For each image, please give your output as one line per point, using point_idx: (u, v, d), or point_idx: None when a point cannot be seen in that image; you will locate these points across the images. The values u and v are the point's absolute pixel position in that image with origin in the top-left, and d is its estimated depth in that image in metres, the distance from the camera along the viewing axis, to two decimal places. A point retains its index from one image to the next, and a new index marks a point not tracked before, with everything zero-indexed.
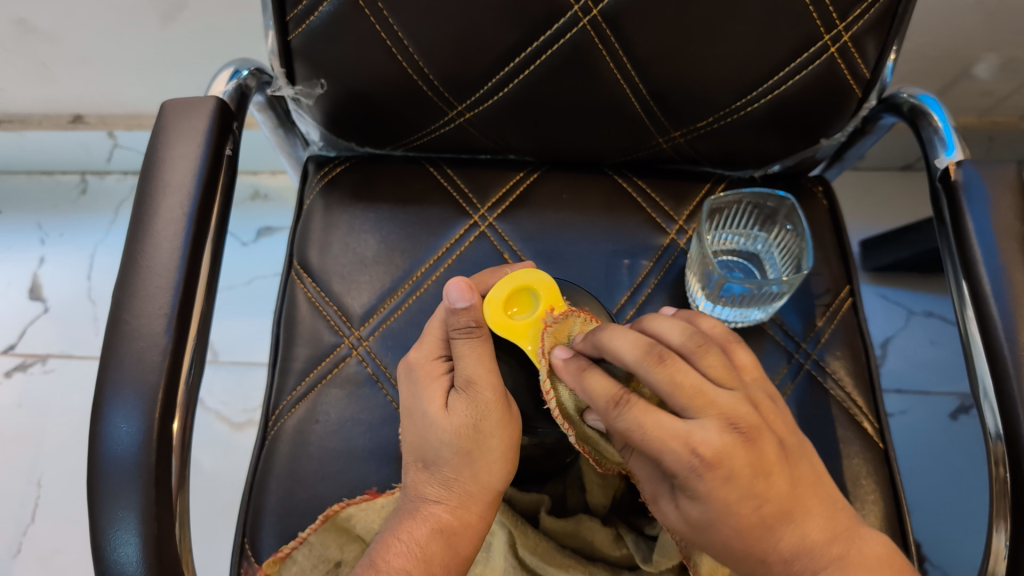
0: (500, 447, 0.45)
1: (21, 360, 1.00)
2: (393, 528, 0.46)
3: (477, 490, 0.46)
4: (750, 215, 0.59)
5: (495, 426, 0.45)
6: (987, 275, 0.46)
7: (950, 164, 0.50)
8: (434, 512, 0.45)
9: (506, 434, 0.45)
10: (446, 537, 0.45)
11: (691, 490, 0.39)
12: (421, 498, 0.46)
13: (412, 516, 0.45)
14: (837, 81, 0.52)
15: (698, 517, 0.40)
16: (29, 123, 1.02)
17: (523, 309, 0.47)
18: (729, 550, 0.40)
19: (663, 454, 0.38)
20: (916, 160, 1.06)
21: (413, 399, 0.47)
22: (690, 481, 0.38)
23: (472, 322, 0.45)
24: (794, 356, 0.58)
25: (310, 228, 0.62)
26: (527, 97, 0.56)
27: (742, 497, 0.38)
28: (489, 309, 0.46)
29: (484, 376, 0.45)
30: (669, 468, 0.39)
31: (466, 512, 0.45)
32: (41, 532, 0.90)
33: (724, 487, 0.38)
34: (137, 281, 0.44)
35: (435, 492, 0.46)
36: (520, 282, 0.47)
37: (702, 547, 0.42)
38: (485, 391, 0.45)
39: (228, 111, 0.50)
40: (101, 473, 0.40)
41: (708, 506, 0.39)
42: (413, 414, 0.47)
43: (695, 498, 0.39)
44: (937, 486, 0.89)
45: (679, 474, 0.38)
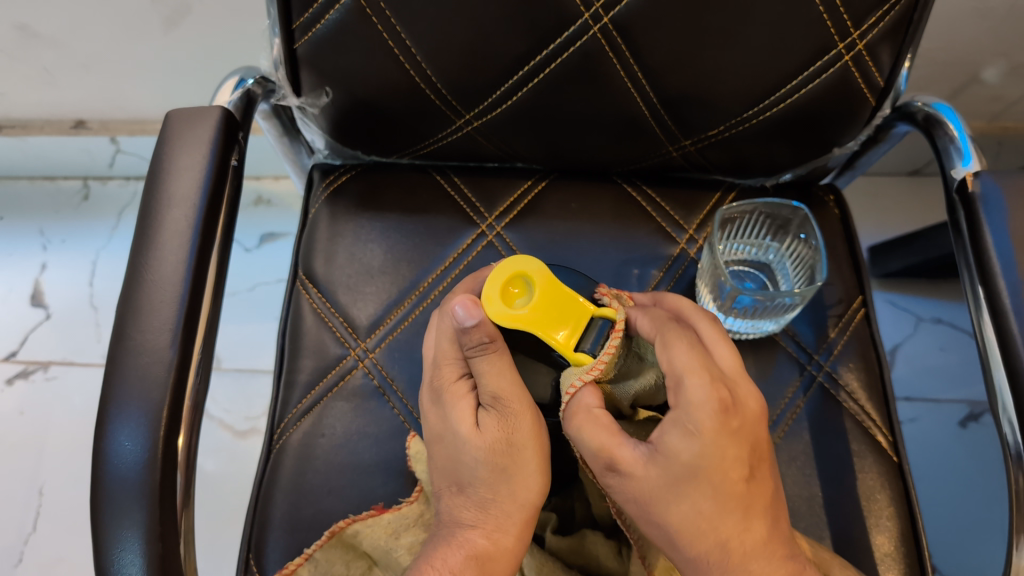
0: (536, 459, 0.44)
1: (22, 366, 0.99)
2: (427, 556, 0.43)
3: (515, 509, 0.43)
4: (761, 225, 0.58)
5: (527, 439, 0.44)
6: (1007, 287, 0.45)
7: (967, 175, 0.49)
8: (470, 538, 0.43)
9: (537, 446, 0.44)
10: (482, 563, 0.42)
11: (687, 429, 0.38)
12: (456, 524, 0.44)
13: (446, 543, 0.43)
14: (851, 89, 0.51)
15: (681, 461, 0.38)
16: (31, 128, 1.01)
17: (521, 294, 0.45)
18: (698, 519, 0.39)
19: (694, 376, 0.39)
20: (925, 164, 1.05)
21: (443, 420, 0.46)
22: (700, 415, 0.38)
23: (486, 337, 0.43)
24: (807, 368, 0.57)
25: (316, 238, 0.61)
26: (536, 105, 0.55)
27: (732, 452, 0.39)
28: (491, 307, 0.44)
29: (511, 388, 0.44)
30: (678, 398, 0.39)
31: (503, 535, 0.43)
32: (43, 541, 0.89)
33: (730, 437, 0.39)
34: (143, 295, 0.43)
35: (471, 516, 0.44)
36: (510, 270, 0.45)
37: (664, 513, 0.39)
38: (514, 403, 0.44)
39: (234, 121, 0.49)
40: (105, 490, 0.40)
41: (700, 449, 0.38)
42: (445, 436, 0.46)
43: (688, 433, 0.38)
44: (947, 493, 0.88)
45: (686, 407, 0.39)
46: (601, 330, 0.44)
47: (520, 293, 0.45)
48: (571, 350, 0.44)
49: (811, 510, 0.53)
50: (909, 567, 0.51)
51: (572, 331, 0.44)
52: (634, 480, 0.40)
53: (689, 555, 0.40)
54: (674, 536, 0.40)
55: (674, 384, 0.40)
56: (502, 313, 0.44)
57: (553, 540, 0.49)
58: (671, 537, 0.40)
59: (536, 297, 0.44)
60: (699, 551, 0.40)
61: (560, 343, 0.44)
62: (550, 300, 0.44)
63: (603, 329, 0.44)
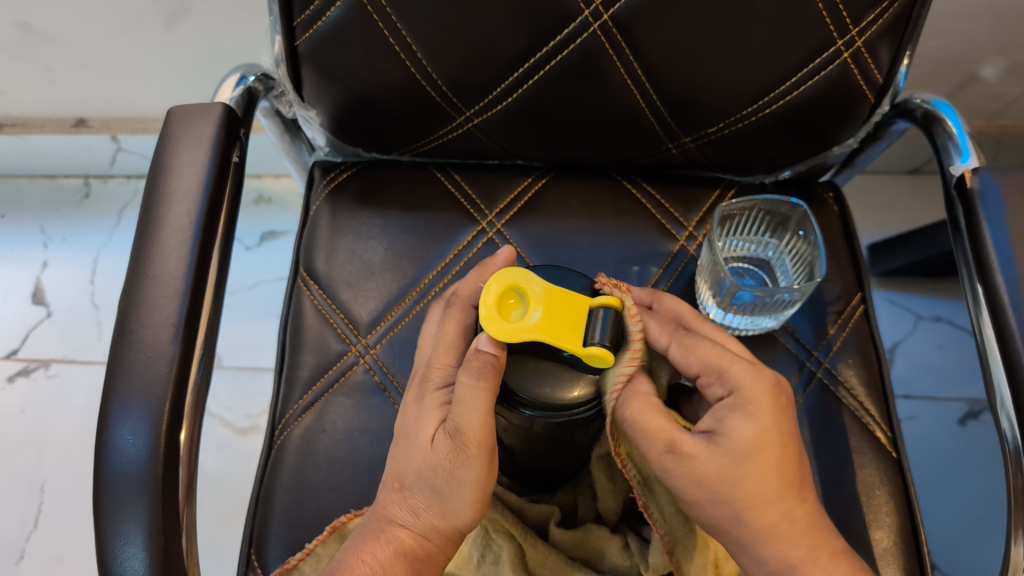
0: (473, 495, 0.43)
1: (23, 364, 0.99)
2: (357, 544, 0.45)
3: (444, 526, 0.44)
4: (761, 221, 0.59)
5: (470, 477, 0.43)
6: (1006, 283, 0.46)
7: (966, 171, 0.50)
8: (397, 535, 0.44)
9: (479, 486, 0.43)
10: (407, 562, 0.43)
11: (743, 407, 0.41)
12: (388, 519, 0.44)
13: (375, 536, 0.44)
14: (850, 86, 0.51)
15: (744, 439, 0.40)
16: (32, 126, 1.01)
17: (516, 306, 0.41)
18: (765, 493, 0.40)
19: (736, 363, 0.42)
20: (924, 163, 1.05)
21: (414, 418, 0.45)
22: (754, 394, 0.41)
23: (483, 367, 0.41)
24: (806, 364, 0.57)
25: (317, 235, 0.61)
26: (536, 102, 0.55)
27: (789, 425, 0.41)
28: (497, 324, 0.40)
29: (473, 428, 0.41)
30: (724, 385, 0.42)
31: (427, 540, 0.44)
32: (44, 537, 0.89)
33: (783, 413, 0.41)
34: (145, 290, 0.43)
35: (401, 516, 0.44)
36: (505, 283, 0.41)
37: (731, 492, 0.40)
38: (472, 444, 0.42)
39: (236, 117, 0.49)
40: (107, 483, 0.40)
41: (762, 423, 0.40)
42: (408, 435, 0.45)
43: (747, 411, 0.40)
44: (947, 491, 0.88)
45: (740, 390, 0.41)
46: (605, 319, 0.40)
47: (515, 305, 0.41)
48: (582, 347, 0.40)
49: None
50: (908, 563, 0.52)
51: (575, 330, 0.40)
52: (697, 463, 0.40)
53: (751, 531, 0.40)
54: (740, 512, 0.40)
55: (715, 377, 0.42)
56: (501, 327, 0.40)
57: (556, 532, 0.49)
58: (736, 514, 0.40)
59: (534, 303, 0.40)
60: (765, 526, 0.40)
61: (567, 343, 0.40)
62: (551, 305, 0.40)
63: (606, 318, 0.40)
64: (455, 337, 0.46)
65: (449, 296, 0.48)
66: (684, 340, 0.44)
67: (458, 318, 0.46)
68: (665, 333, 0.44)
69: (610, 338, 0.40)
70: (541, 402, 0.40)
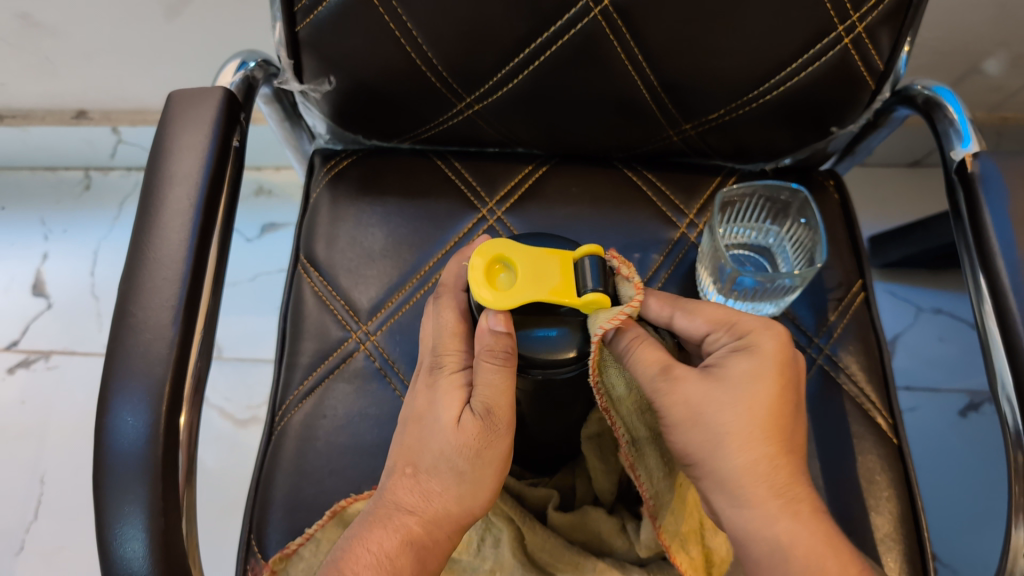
0: (494, 477, 0.44)
1: (23, 356, 0.99)
2: (360, 531, 0.43)
3: (457, 511, 0.43)
4: (762, 208, 0.59)
5: (496, 456, 0.43)
6: (1007, 268, 0.45)
7: (966, 156, 0.50)
8: (404, 523, 0.42)
9: (501, 467, 0.44)
10: (415, 550, 0.42)
11: (750, 348, 0.43)
12: (395, 505, 0.43)
13: (381, 524, 0.43)
14: (851, 73, 0.51)
15: (739, 370, 0.42)
16: (32, 118, 1.01)
17: (503, 273, 0.42)
18: (749, 424, 0.41)
19: (745, 317, 0.45)
20: (925, 155, 1.05)
21: (428, 403, 0.45)
22: (758, 338, 0.43)
23: (507, 351, 0.41)
24: (807, 350, 0.58)
25: (317, 221, 0.61)
26: (536, 89, 0.55)
27: (790, 378, 0.43)
28: (494, 294, 0.41)
29: (503, 405, 0.42)
30: (734, 335, 0.44)
31: (437, 528, 0.43)
32: (45, 528, 0.89)
33: (785, 361, 0.43)
34: (145, 273, 0.43)
35: (411, 501, 0.43)
36: (491, 253, 0.42)
37: (718, 415, 0.41)
38: (502, 421, 0.43)
39: (236, 103, 0.49)
40: (107, 466, 0.40)
41: (757, 361, 0.42)
42: (423, 419, 0.45)
43: (747, 350, 0.43)
44: (949, 482, 0.88)
45: (749, 335, 0.44)
46: (593, 266, 0.41)
47: (502, 272, 0.42)
48: (578, 299, 0.41)
49: (812, 492, 0.53)
50: (909, 549, 0.52)
51: (568, 282, 0.42)
52: (690, 387, 0.42)
53: (730, 462, 0.41)
54: (723, 439, 0.41)
55: (723, 328, 0.45)
56: (498, 296, 0.41)
57: (553, 516, 0.49)
58: (718, 440, 0.41)
59: (522, 267, 0.41)
60: (742, 458, 0.41)
61: (565, 297, 0.41)
62: (535, 268, 0.42)
63: (594, 265, 0.42)
64: (462, 323, 0.46)
65: (437, 289, 0.48)
66: (687, 306, 0.46)
67: (456, 306, 0.46)
68: (664, 305, 0.47)
69: (601, 283, 0.41)
70: (542, 361, 0.42)
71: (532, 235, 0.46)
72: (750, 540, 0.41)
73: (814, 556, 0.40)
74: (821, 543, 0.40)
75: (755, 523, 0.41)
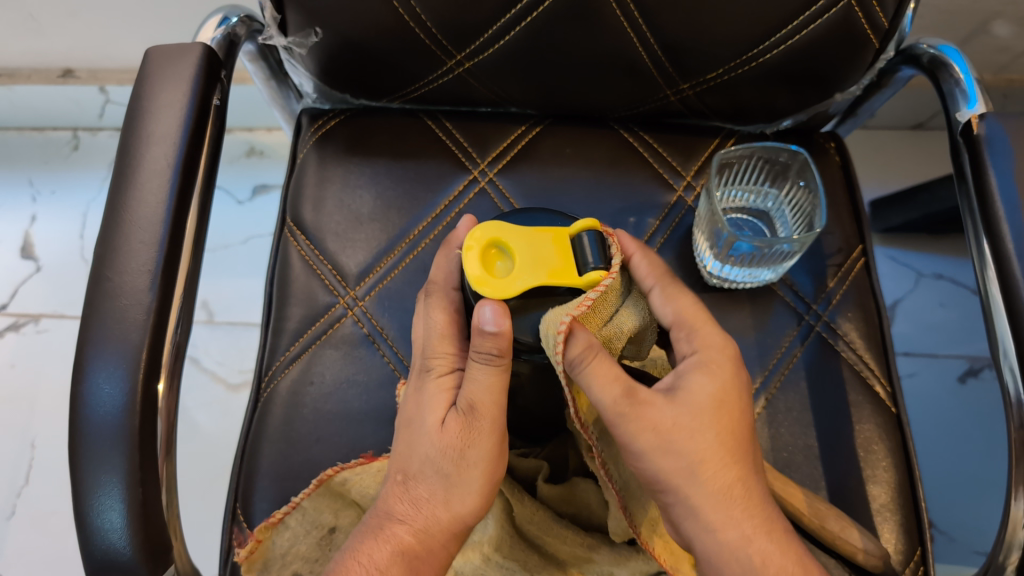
0: (482, 480, 0.41)
1: (13, 320, 0.98)
2: (356, 544, 0.42)
3: (448, 518, 0.42)
4: (760, 171, 0.57)
5: (480, 457, 0.41)
6: (1011, 232, 0.44)
7: (973, 117, 0.48)
8: (396, 532, 0.41)
9: (490, 468, 0.41)
10: (408, 560, 0.41)
11: (707, 367, 0.42)
12: (388, 514, 0.42)
13: (373, 536, 0.42)
14: (854, 31, 0.49)
15: (702, 394, 0.41)
16: (18, 77, 0.99)
17: (499, 259, 0.40)
18: (716, 449, 0.41)
19: (706, 327, 0.44)
20: (928, 119, 1.03)
21: (416, 407, 0.44)
22: (713, 356, 0.43)
23: (494, 351, 0.39)
24: (805, 317, 0.56)
25: (304, 183, 0.60)
26: (528, 46, 0.53)
27: (741, 390, 0.43)
28: (491, 282, 0.39)
29: (487, 404, 0.40)
30: (693, 343, 0.44)
31: (430, 536, 0.41)
32: (36, 492, 0.89)
33: (734, 376, 0.43)
34: (120, 235, 0.42)
35: (402, 509, 0.42)
36: (486, 237, 0.40)
37: (688, 442, 0.40)
38: (487, 422, 0.41)
39: (216, 60, 0.47)
40: (82, 435, 0.39)
41: (716, 378, 0.42)
42: (412, 424, 0.43)
43: (704, 367, 0.42)
44: (946, 449, 0.88)
45: (710, 349, 0.43)
46: (592, 243, 0.40)
47: (497, 257, 0.40)
48: (579, 279, 0.39)
49: (807, 461, 0.52)
50: (905, 520, 0.51)
51: (567, 262, 0.40)
52: (657, 413, 0.40)
53: (699, 488, 0.41)
54: (694, 466, 0.40)
55: (686, 333, 0.44)
56: (498, 286, 0.39)
57: (544, 488, 0.48)
58: (691, 468, 0.40)
59: (520, 252, 0.39)
60: (716, 487, 0.41)
61: (566, 279, 0.39)
62: (533, 250, 0.40)
63: (593, 241, 0.40)
64: (451, 324, 0.43)
65: (428, 283, 0.45)
66: (668, 290, 0.44)
67: (445, 305, 0.43)
68: (649, 273, 0.44)
69: (602, 259, 0.40)
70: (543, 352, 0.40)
71: (518, 214, 0.44)
72: (721, 565, 0.40)
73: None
74: (792, 563, 0.41)
75: (728, 547, 0.40)
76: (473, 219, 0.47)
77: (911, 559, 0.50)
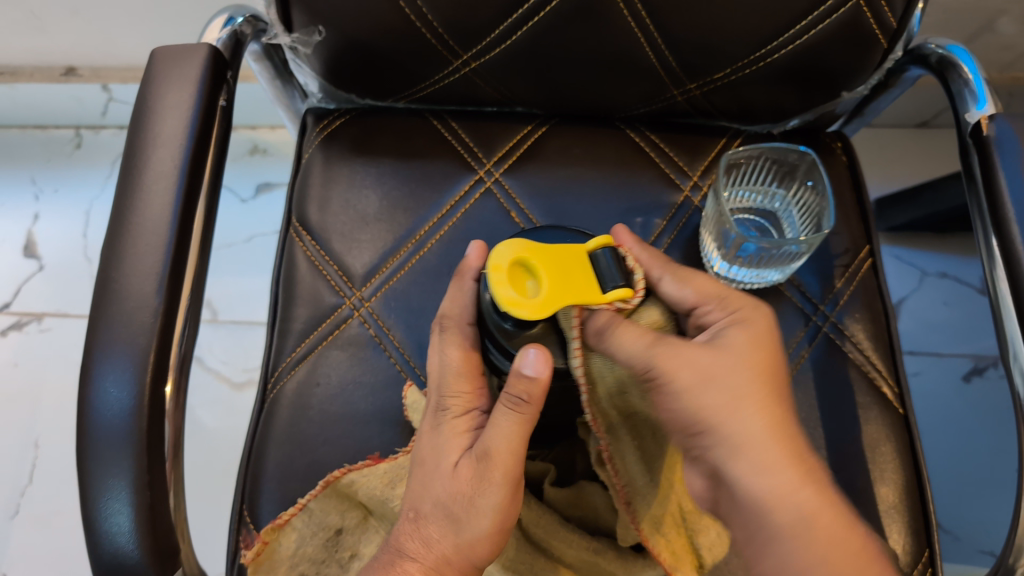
0: (490, 530, 0.40)
1: (16, 318, 0.98)
2: None
3: (457, 560, 0.40)
4: (768, 171, 0.57)
5: (491, 506, 0.40)
6: (1020, 233, 0.44)
7: (982, 118, 0.48)
8: (405, 569, 0.40)
9: (503, 515, 0.40)
10: None
11: (745, 322, 0.43)
12: (398, 551, 0.41)
13: (382, 572, 0.40)
14: (862, 31, 0.49)
15: (741, 343, 0.42)
16: (20, 75, 0.99)
17: (525, 279, 0.39)
18: (760, 390, 0.41)
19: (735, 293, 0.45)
20: (932, 117, 1.02)
21: (432, 448, 0.43)
22: (749, 314, 0.43)
23: (523, 395, 0.39)
24: (812, 318, 0.56)
25: (309, 183, 0.60)
26: (534, 46, 0.53)
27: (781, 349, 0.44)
28: (528, 301, 0.38)
29: (503, 452, 0.40)
30: (725, 307, 0.44)
31: None
32: (40, 491, 0.89)
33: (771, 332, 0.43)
34: (127, 237, 0.42)
35: (412, 547, 0.41)
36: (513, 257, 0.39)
37: (729, 379, 0.40)
38: (506, 466, 0.40)
39: (222, 60, 0.47)
40: (90, 438, 0.38)
41: (752, 328, 0.43)
42: (427, 464, 0.43)
43: (739, 323, 0.43)
44: (951, 448, 0.88)
45: (742, 311, 0.44)
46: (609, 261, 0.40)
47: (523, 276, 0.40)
48: (601, 296, 0.39)
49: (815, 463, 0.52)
50: (913, 522, 0.51)
51: (589, 280, 0.40)
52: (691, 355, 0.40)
53: (745, 425, 0.40)
54: (736, 402, 0.40)
55: (715, 303, 0.44)
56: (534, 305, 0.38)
57: (549, 492, 0.48)
58: (734, 404, 0.40)
59: (550, 271, 0.39)
60: (762, 426, 0.40)
61: (590, 297, 0.39)
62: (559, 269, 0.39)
63: (609, 259, 0.40)
64: (468, 362, 0.44)
65: (439, 319, 0.46)
66: (678, 272, 0.45)
67: (461, 342, 0.44)
68: (652, 263, 0.45)
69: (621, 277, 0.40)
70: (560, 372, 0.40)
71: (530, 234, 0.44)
72: (769, 509, 0.39)
73: (834, 523, 0.39)
74: (841, 514, 0.40)
75: (779, 490, 0.39)
76: (483, 246, 0.48)
77: (919, 562, 0.50)
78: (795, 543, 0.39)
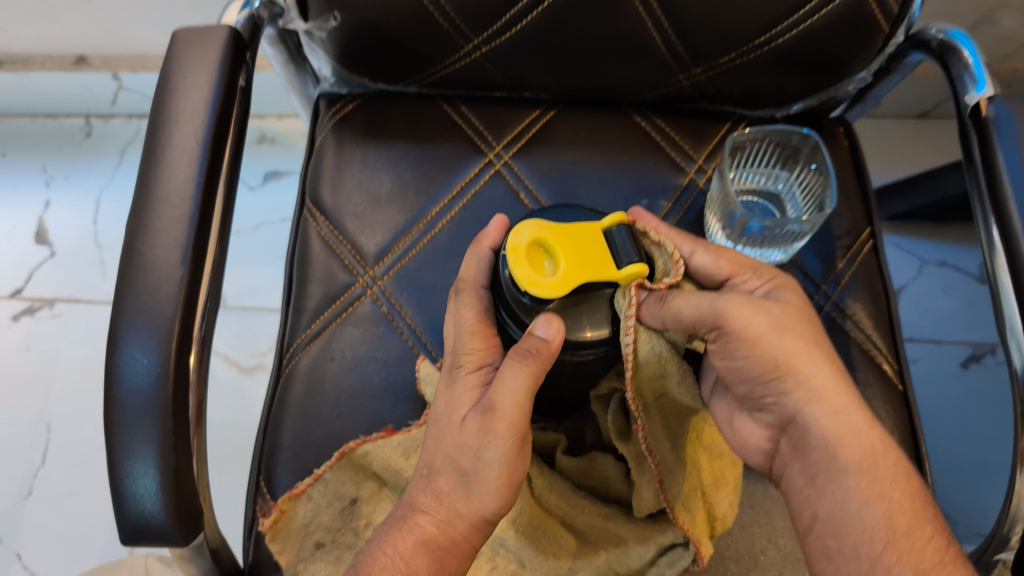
0: (501, 481, 0.42)
1: (28, 304, 0.99)
2: (381, 535, 0.43)
3: (469, 512, 0.42)
4: (772, 153, 0.58)
5: (502, 458, 0.41)
6: (1017, 211, 0.45)
7: (981, 101, 0.49)
8: (419, 523, 0.42)
9: (512, 467, 0.42)
10: (431, 550, 0.41)
11: (789, 286, 0.45)
12: (412, 507, 0.43)
13: (396, 527, 0.42)
14: (865, 15, 0.50)
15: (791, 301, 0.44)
16: (31, 64, 1.00)
17: (541, 260, 0.41)
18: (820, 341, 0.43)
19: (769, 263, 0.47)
20: (933, 107, 1.04)
21: (446, 405, 0.45)
22: (789, 280, 0.46)
23: (527, 349, 0.40)
24: (815, 297, 0.57)
25: (322, 165, 0.61)
26: (544, 31, 0.54)
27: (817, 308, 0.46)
28: (542, 280, 0.40)
29: (512, 406, 0.41)
30: (763, 275, 0.46)
31: (452, 527, 0.42)
32: (52, 473, 0.90)
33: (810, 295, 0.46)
34: (152, 211, 0.43)
35: (427, 502, 0.43)
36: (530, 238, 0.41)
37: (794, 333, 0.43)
38: (512, 421, 0.41)
39: (241, 42, 0.48)
40: (117, 404, 0.40)
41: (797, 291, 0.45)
42: (441, 421, 0.44)
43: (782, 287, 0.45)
44: (949, 433, 0.89)
45: (779, 277, 0.46)
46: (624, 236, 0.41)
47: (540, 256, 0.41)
48: (617, 272, 0.41)
49: None
50: None
51: (603, 256, 0.41)
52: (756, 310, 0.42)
53: (813, 372, 0.42)
54: (807, 349, 0.43)
55: (751, 271, 0.46)
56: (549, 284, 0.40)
57: (562, 461, 0.49)
58: (805, 353, 0.42)
59: (564, 249, 0.40)
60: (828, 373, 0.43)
61: (605, 273, 0.40)
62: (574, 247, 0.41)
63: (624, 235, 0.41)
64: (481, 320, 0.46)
65: (456, 283, 0.48)
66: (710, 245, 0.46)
67: (475, 303, 0.46)
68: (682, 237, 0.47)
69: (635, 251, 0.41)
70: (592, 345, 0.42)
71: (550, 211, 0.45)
72: (839, 447, 0.42)
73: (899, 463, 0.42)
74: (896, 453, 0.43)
75: (849, 429, 0.42)
76: (503, 219, 0.49)
77: None
78: (859, 477, 0.41)
